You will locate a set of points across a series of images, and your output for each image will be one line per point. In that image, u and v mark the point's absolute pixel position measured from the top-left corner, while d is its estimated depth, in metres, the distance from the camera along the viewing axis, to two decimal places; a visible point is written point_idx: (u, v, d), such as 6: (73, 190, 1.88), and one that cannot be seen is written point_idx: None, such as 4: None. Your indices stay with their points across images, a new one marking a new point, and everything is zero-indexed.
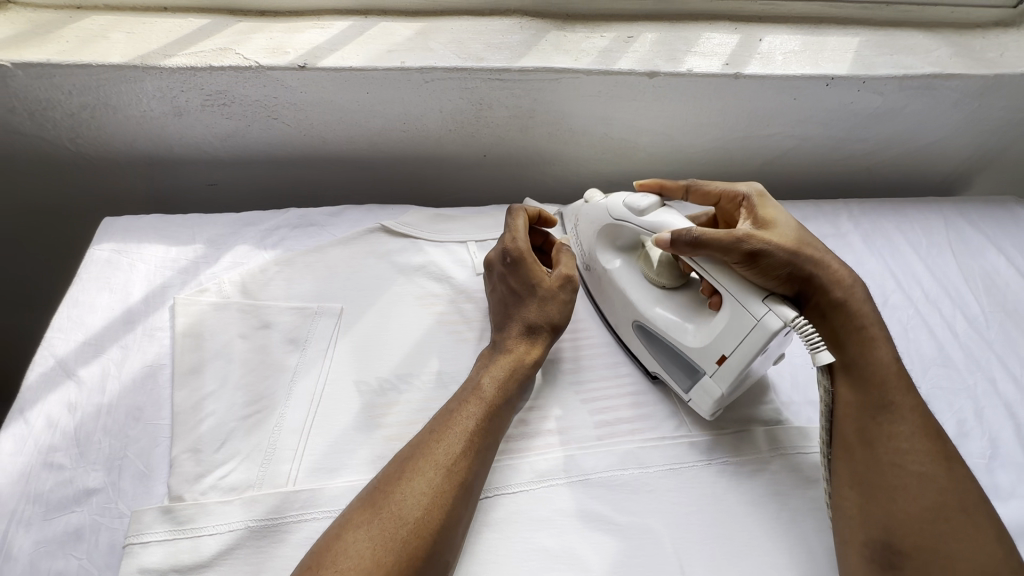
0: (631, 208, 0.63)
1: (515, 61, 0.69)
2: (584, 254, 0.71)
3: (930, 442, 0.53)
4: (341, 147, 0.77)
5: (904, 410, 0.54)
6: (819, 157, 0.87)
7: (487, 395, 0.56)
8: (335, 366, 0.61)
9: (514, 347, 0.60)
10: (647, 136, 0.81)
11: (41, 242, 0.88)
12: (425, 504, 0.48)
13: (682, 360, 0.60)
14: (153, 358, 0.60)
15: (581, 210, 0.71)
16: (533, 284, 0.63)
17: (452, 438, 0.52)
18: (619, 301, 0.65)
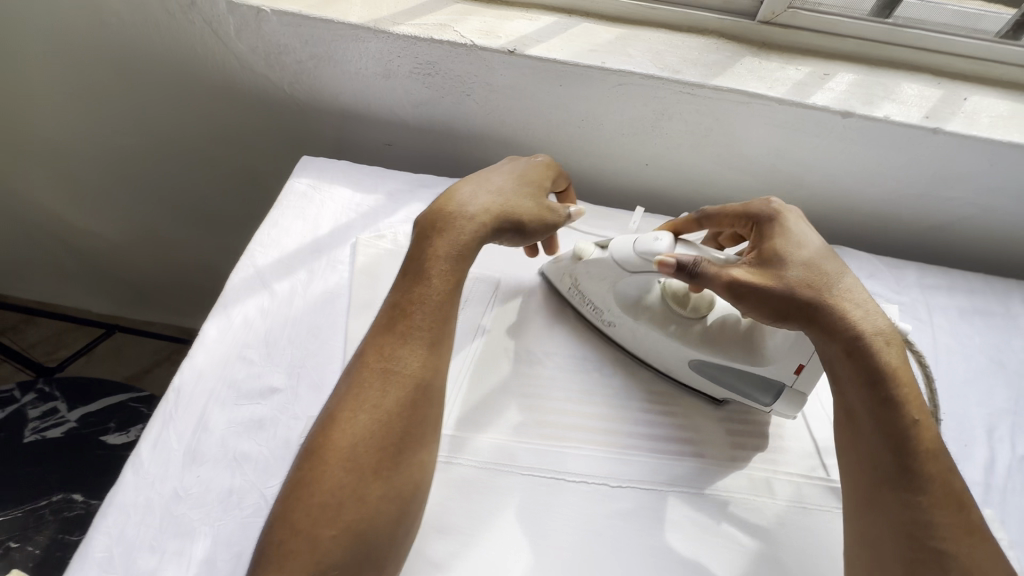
0: (646, 254, 0.59)
1: (709, 78, 0.71)
2: (601, 311, 0.66)
3: (960, 539, 0.46)
4: (516, 132, 0.82)
5: (941, 497, 0.47)
6: (994, 232, 0.82)
7: (445, 261, 0.56)
8: (489, 331, 0.66)
9: (492, 183, 0.62)
10: (816, 175, 0.80)
11: (238, 177, 1.04)
12: (374, 433, 0.48)
13: (760, 381, 0.60)
14: (333, 286, 0.66)
15: (575, 269, 0.66)
16: (528, 185, 0.64)
17: (395, 355, 0.51)
18: (670, 349, 0.62)
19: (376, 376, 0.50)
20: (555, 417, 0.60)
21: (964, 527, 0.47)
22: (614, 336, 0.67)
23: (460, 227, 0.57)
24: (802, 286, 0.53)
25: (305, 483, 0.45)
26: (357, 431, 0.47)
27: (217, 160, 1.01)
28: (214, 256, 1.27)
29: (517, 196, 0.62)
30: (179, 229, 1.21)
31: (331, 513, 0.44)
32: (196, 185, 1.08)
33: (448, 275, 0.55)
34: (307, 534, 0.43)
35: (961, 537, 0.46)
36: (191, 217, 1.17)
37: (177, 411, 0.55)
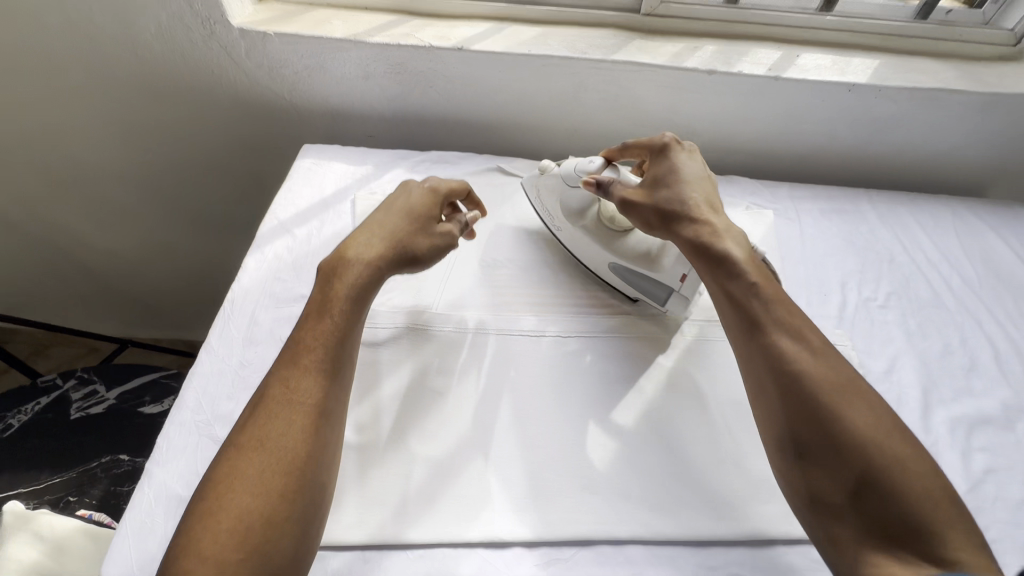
0: (581, 172, 0.77)
1: (609, 55, 0.95)
2: (553, 218, 0.84)
3: (816, 361, 0.56)
4: (471, 113, 1.05)
5: (794, 334, 0.59)
6: (843, 155, 1.07)
7: (352, 271, 0.64)
8: (464, 247, 0.85)
9: (389, 223, 0.69)
10: (704, 123, 1.04)
11: (245, 181, 1.24)
12: (293, 395, 0.55)
13: (655, 285, 0.76)
14: (341, 228, 0.86)
15: (539, 182, 0.84)
16: (421, 220, 0.71)
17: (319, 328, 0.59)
18: (594, 251, 0.80)
19: (286, 386, 0.55)
20: (518, 299, 0.80)
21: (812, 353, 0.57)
22: (563, 240, 0.85)
23: (353, 272, 0.64)
24: (675, 204, 0.70)
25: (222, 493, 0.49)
26: (280, 390, 0.55)
27: (226, 167, 1.21)
28: (222, 260, 1.45)
29: (409, 233, 0.69)
30: (190, 237, 1.39)
31: (243, 517, 0.47)
32: (207, 194, 1.27)
33: (367, 258, 0.65)
34: (225, 536, 0.46)
35: (816, 361, 0.56)
36: (201, 224, 1.35)
37: (234, 313, 0.73)
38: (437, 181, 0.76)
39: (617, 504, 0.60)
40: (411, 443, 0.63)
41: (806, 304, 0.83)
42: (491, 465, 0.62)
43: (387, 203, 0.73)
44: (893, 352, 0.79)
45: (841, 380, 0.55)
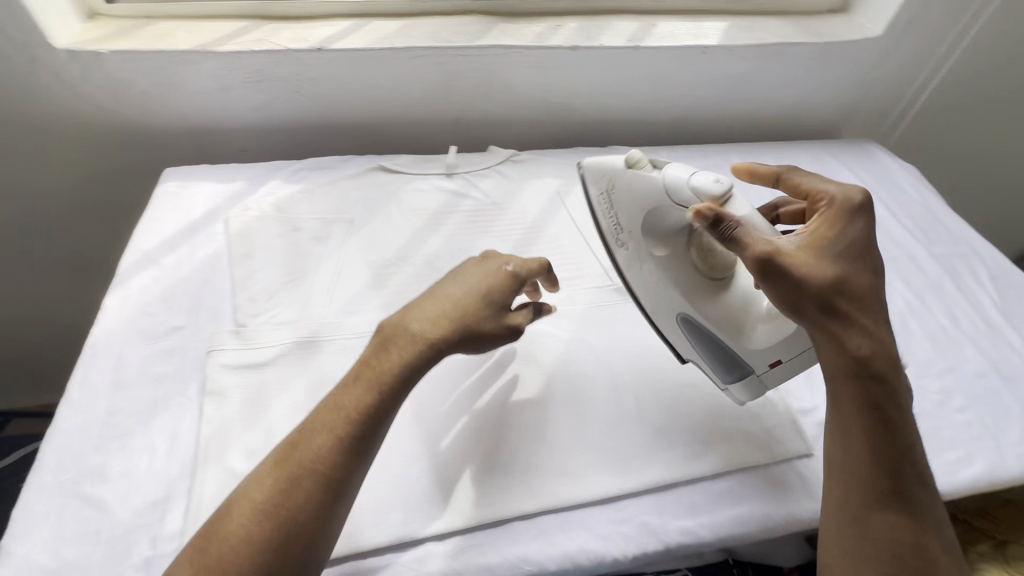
0: (699, 192, 0.59)
1: (473, 42, 0.95)
2: (621, 231, 0.67)
3: (874, 415, 0.54)
4: (346, 115, 1.01)
5: (866, 379, 0.54)
6: (711, 115, 1.14)
7: (398, 351, 0.56)
8: (350, 251, 0.83)
9: (446, 305, 0.59)
10: (579, 100, 1.06)
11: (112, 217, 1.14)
12: (317, 467, 0.50)
13: (724, 354, 0.64)
14: (214, 250, 0.81)
15: (618, 174, 0.65)
16: (456, 316, 0.58)
17: (346, 399, 0.54)
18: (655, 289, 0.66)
19: (323, 419, 0.53)
20: (412, 294, 0.78)
21: (876, 403, 0.54)
22: (620, 256, 0.70)
23: (378, 369, 0.55)
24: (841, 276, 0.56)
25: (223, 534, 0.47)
26: (303, 455, 0.50)
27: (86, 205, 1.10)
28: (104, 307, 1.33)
29: (453, 328, 0.58)
30: None
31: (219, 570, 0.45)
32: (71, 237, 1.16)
33: (411, 356, 0.56)
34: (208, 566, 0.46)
35: (875, 415, 0.54)
36: None
37: (96, 359, 0.67)
38: (516, 263, 0.64)
39: (527, 479, 0.61)
40: None
41: None
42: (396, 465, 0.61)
43: (436, 289, 0.61)
44: None
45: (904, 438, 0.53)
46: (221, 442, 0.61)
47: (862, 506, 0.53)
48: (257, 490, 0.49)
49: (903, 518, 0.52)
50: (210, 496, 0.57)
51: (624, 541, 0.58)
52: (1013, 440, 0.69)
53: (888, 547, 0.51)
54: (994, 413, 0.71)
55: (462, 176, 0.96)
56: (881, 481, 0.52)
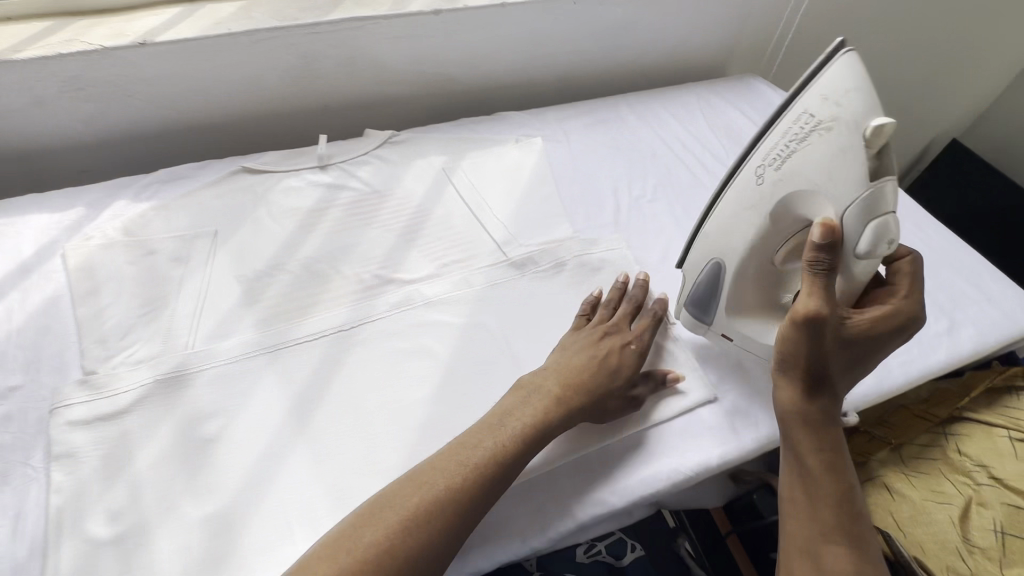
0: (876, 239, 0.55)
1: (323, 16, 0.86)
2: (779, 155, 0.58)
3: (818, 457, 0.57)
4: (196, 115, 0.91)
5: (811, 428, 0.57)
6: (596, 67, 1.10)
7: (523, 399, 0.58)
8: (216, 268, 0.75)
9: (585, 364, 0.62)
10: (456, 68, 1.00)
11: None
12: (482, 473, 0.52)
13: (706, 301, 0.67)
14: (52, 292, 0.70)
15: (863, 120, 0.54)
16: (603, 383, 0.61)
17: (479, 444, 0.54)
18: (733, 215, 0.62)
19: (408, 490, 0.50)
20: (293, 305, 0.72)
21: (823, 448, 0.57)
22: (745, 177, 0.61)
23: (494, 454, 0.53)
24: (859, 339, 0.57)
25: None
26: (435, 488, 0.50)
27: None
28: None
29: (573, 410, 0.59)
30: None
31: None
32: None
33: (542, 409, 0.57)
34: None
35: (820, 458, 0.57)
36: None
37: None
38: (635, 300, 0.71)
39: None
40: (183, 509, 0.55)
41: (584, 219, 0.85)
42: (285, 496, 0.56)
43: (591, 352, 0.63)
44: (667, 240, 0.84)
45: (846, 479, 0.56)
46: (74, 510, 0.54)
47: (812, 540, 0.54)
48: (378, 525, 0.47)
49: (851, 552, 0.53)
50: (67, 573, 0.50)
51: (534, 528, 0.56)
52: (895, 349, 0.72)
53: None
54: None
55: (337, 167, 0.88)
56: (829, 515, 0.54)
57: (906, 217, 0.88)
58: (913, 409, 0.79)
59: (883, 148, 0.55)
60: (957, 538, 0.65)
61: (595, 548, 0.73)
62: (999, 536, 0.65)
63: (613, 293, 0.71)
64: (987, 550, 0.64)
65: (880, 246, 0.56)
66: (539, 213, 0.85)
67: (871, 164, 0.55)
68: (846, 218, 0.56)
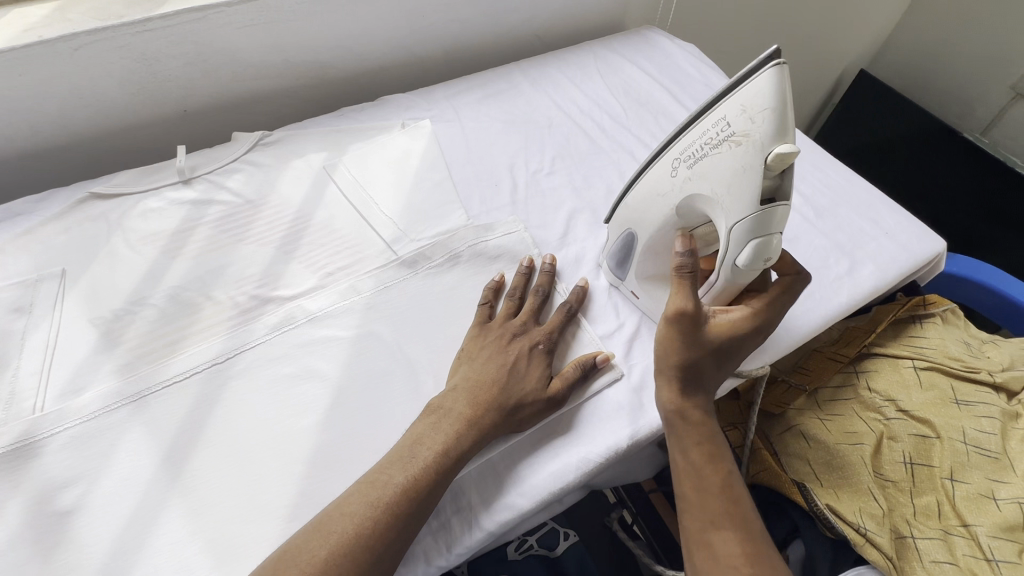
0: (750, 254, 0.49)
1: (154, 10, 0.75)
2: (693, 149, 0.50)
3: (698, 449, 0.55)
4: (27, 139, 0.79)
5: (689, 424, 0.56)
6: (485, 35, 1.03)
7: (433, 425, 0.55)
8: (67, 313, 0.66)
9: (494, 375, 0.59)
10: (328, 53, 0.91)
11: None
12: (395, 508, 0.50)
13: (623, 259, 0.64)
14: None
15: (763, 141, 0.44)
16: (505, 392, 0.58)
17: (389, 480, 0.51)
18: (647, 199, 0.57)
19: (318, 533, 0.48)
20: (159, 342, 0.65)
21: (702, 441, 0.56)
22: (664, 162, 0.53)
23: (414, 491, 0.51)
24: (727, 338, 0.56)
25: None
26: (341, 536, 0.47)
27: None
28: None
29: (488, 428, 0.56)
30: None
31: None
32: None
33: (455, 431, 0.55)
34: None
35: (700, 450, 0.56)
36: None
37: None
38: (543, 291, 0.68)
39: None
40: None
41: (479, 203, 0.80)
42: (160, 561, 0.51)
43: (504, 358, 0.60)
44: (567, 215, 0.80)
45: (725, 467, 0.55)
46: None
47: (705, 530, 0.53)
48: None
49: (737, 534, 0.52)
50: None
51: (438, 547, 0.54)
52: (800, 297, 0.71)
53: (731, 563, 0.50)
54: None
55: (203, 179, 0.80)
56: (710, 503, 0.53)
57: (805, 158, 0.87)
58: (825, 351, 0.79)
59: (786, 170, 0.46)
60: (869, 478, 0.65)
61: (527, 544, 0.72)
62: (908, 467, 0.66)
63: (520, 285, 0.68)
64: (899, 483, 0.66)
65: (755, 265, 0.50)
66: (431, 203, 0.79)
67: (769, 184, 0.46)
68: (731, 233, 0.48)
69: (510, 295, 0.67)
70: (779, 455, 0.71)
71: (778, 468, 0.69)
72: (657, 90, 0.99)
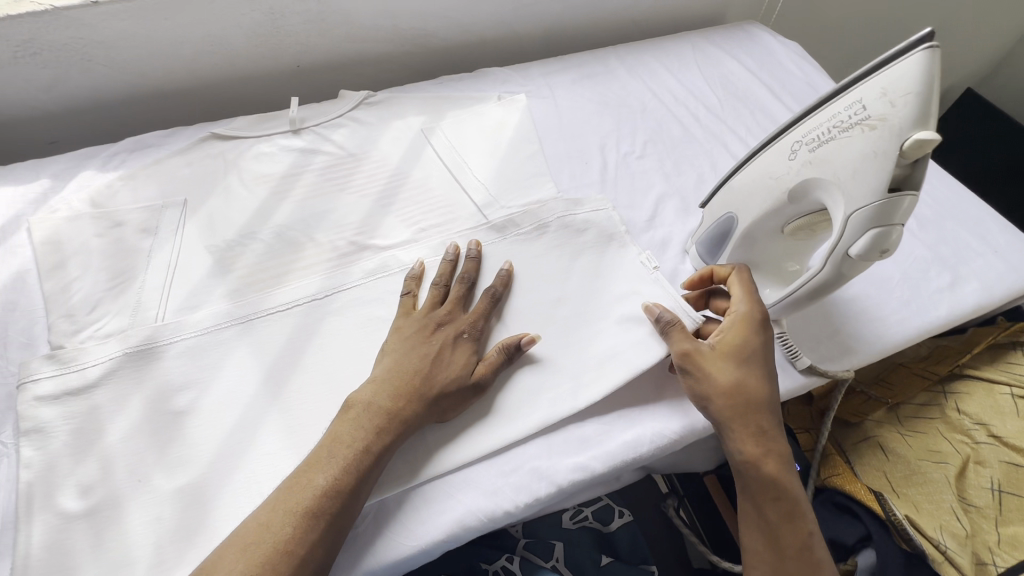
0: (870, 241, 0.48)
1: None
2: (818, 131, 0.50)
3: (775, 507, 0.53)
4: (160, 79, 0.86)
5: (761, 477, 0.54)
6: (584, 17, 1.04)
7: (354, 422, 0.53)
8: (187, 237, 0.72)
9: (419, 365, 0.57)
10: (435, 21, 0.94)
11: None
12: (363, 456, 0.51)
13: (714, 246, 0.65)
14: (19, 266, 0.69)
15: (904, 127, 0.44)
16: (418, 371, 0.57)
17: (355, 432, 0.52)
18: (753, 183, 0.57)
19: (312, 463, 0.51)
20: (265, 275, 0.69)
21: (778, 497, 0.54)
22: (780, 145, 0.53)
23: (366, 444, 0.52)
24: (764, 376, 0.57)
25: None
26: (329, 470, 0.50)
27: None
28: None
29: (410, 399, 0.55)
30: None
31: None
32: None
33: (375, 427, 0.53)
34: None
35: (778, 509, 0.53)
36: None
37: None
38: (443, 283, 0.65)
39: (408, 451, 0.56)
40: (155, 481, 0.54)
41: (569, 177, 0.82)
42: (258, 467, 0.55)
43: (405, 346, 0.59)
44: (656, 198, 0.80)
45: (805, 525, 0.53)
46: (46, 484, 0.53)
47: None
48: (233, 564, 0.45)
49: None
50: (40, 547, 0.50)
51: (515, 493, 0.56)
52: (895, 306, 0.69)
53: None
54: (878, 283, 0.70)
55: (311, 131, 0.85)
56: (789, 565, 0.52)
57: None
58: (912, 366, 0.75)
59: (918, 159, 0.46)
60: (953, 499, 0.64)
61: (582, 515, 0.73)
62: (996, 494, 0.64)
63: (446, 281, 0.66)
64: (983, 508, 0.64)
65: (870, 254, 0.49)
66: (523, 174, 0.81)
67: (899, 172, 0.46)
68: (849, 219, 0.48)
69: (439, 284, 0.65)
70: (854, 464, 0.70)
71: (853, 475, 0.67)
72: (756, 85, 0.97)
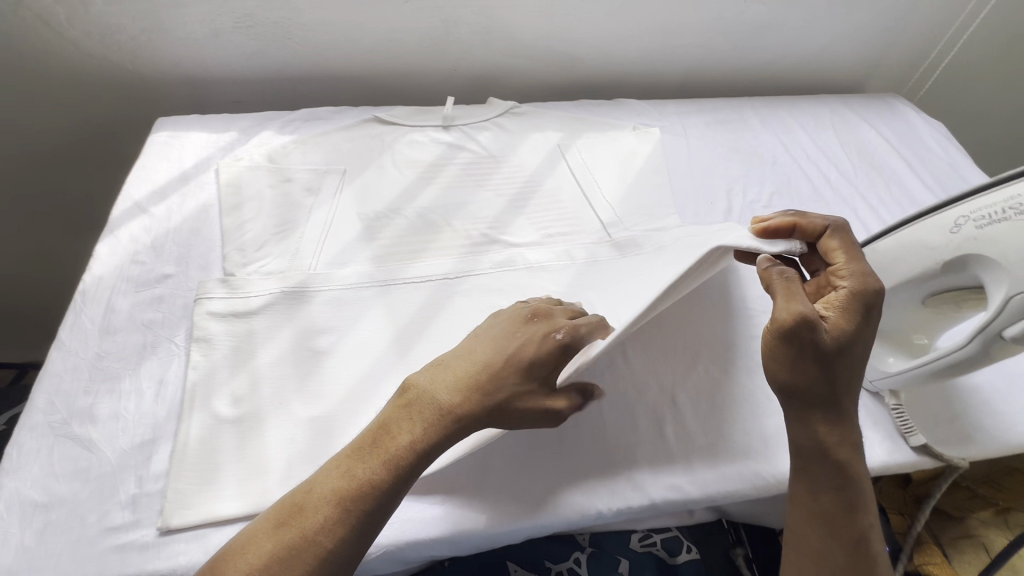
0: None
1: None
2: (992, 211, 0.52)
3: (835, 494, 0.54)
4: (339, 63, 0.98)
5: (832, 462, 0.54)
6: (725, 66, 1.07)
7: (410, 412, 0.51)
8: (343, 203, 0.80)
9: (493, 360, 0.53)
10: (586, 49, 1.00)
11: (99, 160, 1.09)
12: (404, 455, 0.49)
13: None
14: (205, 201, 0.80)
15: None
16: (489, 370, 0.52)
17: (408, 425, 0.50)
18: (903, 250, 0.57)
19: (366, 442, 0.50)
20: (404, 248, 0.76)
21: (845, 491, 0.54)
22: (944, 218, 0.55)
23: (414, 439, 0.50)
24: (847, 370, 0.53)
25: (283, 517, 0.47)
26: (376, 459, 0.49)
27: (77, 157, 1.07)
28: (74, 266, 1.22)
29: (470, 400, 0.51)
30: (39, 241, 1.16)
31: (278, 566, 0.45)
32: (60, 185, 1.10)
33: (428, 424, 0.50)
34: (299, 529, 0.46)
35: (835, 498, 0.54)
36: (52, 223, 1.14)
37: (86, 304, 0.68)
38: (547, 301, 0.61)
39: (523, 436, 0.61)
40: (293, 407, 0.60)
41: (693, 213, 0.85)
42: None
43: (493, 337, 0.55)
44: None
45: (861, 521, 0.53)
46: (206, 386, 0.61)
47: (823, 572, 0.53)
48: (286, 527, 0.46)
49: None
50: (195, 439, 0.57)
51: (609, 497, 0.59)
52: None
53: None
54: (1007, 378, 0.68)
55: (459, 129, 0.92)
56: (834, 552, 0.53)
57: None
58: None
59: None
60: None
61: (650, 540, 0.73)
62: None
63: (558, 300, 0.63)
64: None
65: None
66: (650, 201, 0.84)
67: None
68: (1013, 300, 0.50)
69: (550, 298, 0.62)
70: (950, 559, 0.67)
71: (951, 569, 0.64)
72: (893, 158, 0.96)
